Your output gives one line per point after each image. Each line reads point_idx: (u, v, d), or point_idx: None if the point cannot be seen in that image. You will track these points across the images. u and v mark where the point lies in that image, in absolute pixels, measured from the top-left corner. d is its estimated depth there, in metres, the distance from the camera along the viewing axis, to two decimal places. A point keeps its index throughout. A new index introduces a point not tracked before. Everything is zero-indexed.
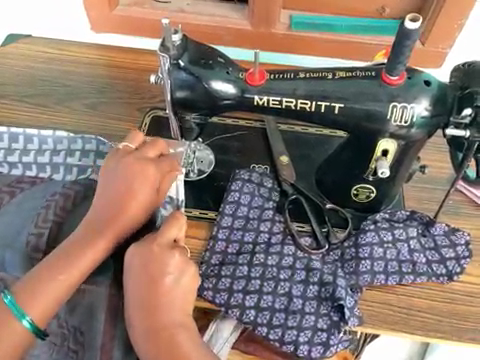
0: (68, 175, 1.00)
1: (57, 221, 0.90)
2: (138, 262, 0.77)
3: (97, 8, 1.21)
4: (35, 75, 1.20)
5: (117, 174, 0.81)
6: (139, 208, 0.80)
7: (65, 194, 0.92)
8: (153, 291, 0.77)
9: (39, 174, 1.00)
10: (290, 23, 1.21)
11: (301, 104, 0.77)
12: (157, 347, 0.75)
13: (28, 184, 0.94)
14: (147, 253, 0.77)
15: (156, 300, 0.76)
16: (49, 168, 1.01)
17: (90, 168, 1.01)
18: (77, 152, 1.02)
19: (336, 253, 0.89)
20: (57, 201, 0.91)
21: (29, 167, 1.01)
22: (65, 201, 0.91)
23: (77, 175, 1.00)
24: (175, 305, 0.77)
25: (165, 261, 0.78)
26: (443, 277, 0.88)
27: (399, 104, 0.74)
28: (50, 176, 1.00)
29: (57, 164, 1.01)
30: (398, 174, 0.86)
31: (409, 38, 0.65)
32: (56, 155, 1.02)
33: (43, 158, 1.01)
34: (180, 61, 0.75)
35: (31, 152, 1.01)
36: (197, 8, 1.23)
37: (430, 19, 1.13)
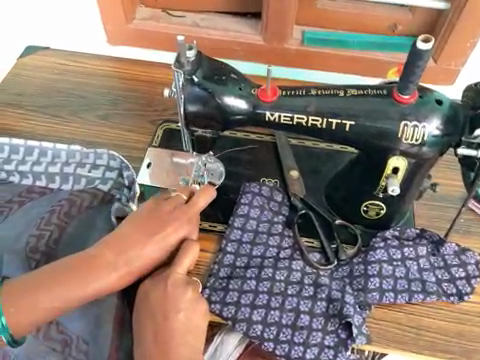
0: (77, 185, 1.02)
1: (60, 225, 0.94)
2: (151, 301, 0.80)
3: (114, 22, 1.24)
4: (52, 86, 1.23)
5: (145, 212, 0.84)
6: (159, 249, 0.82)
7: (70, 201, 0.97)
8: (165, 329, 0.79)
9: (48, 185, 1.02)
10: (303, 39, 1.23)
11: (312, 121, 0.78)
12: None
13: (37, 194, 1.00)
14: (162, 291, 0.80)
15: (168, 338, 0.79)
16: (58, 179, 1.02)
17: (99, 179, 1.02)
18: (88, 165, 1.02)
19: (345, 270, 0.89)
20: (62, 207, 0.96)
21: (39, 177, 1.02)
22: (70, 208, 0.96)
23: (85, 185, 1.02)
24: (184, 344, 0.80)
25: (178, 300, 0.80)
26: (453, 296, 0.87)
27: (411, 123, 0.74)
28: (60, 187, 1.02)
29: (67, 175, 1.02)
30: (409, 192, 0.86)
31: (421, 59, 0.66)
32: (67, 166, 1.03)
33: (54, 168, 1.03)
34: (194, 76, 0.77)
35: (43, 163, 1.03)
36: (212, 23, 1.25)
37: (442, 37, 1.14)
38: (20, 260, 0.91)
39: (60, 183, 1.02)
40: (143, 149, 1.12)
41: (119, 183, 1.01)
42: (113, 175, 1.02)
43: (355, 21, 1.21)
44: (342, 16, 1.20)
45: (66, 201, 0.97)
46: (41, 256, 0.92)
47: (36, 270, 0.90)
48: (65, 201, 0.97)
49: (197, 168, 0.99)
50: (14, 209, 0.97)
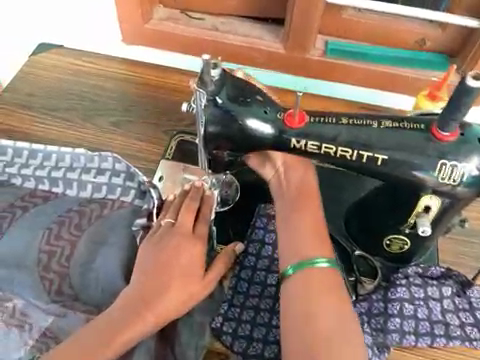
0: (83, 192, 0.96)
1: (71, 240, 0.90)
2: (296, 185, 0.81)
3: (130, 20, 1.17)
4: (64, 87, 1.18)
5: (155, 247, 0.82)
6: (178, 277, 0.79)
7: (79, 212, 0.92)
8: (312, 205, 0.80)
9: (52, 189, 0.96)
10: (325, 50, 1.16)
11: (341, 152, 0.73)
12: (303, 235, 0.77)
13: (41, 199, 0.95)
14: (297, 167, 0.82)
15: (312, 214, 0.79)
16: (62, 184, 0.96)
17: (105, 185, 0.96)
18: (93, 170, 0.97)
19: (363, 306, 0.84)
20: (72, 219, 0.91)
21: (42, 181, 0.96)
22: (80, 219, 0.92)
23: (92, 192, 0.96)
24: (313, 218, 0.79)
25: (304, 179, 0.82)
26: (476, 342, 0.81)
27: (449, 162, 0.69)
28: (64, 192, 0.96)
29: (71, 180, 0.96)
30: (437, 229, 0.80)
31: (468, 95, 0.62)
32: (71, 172, 0.97)
33: (57, 173, 0.96)
34: (217, 97, 0.72)
35: (46, 168, 0.97)
36: (232, 28, 1.19)
37: (476, 52, 1.07)
38: (32, 277, 0.87)
39: (64, 188, 0.96)
40: (155, 161, 1.08)
41: (127, 188, 0.95)
42: (120, 180, 0.96)
43: (385, 34, 1.14)
44: (368, 28, 1.14)
45: (76, 212, 0.92)
46: (54, 275, 0.87)
47: (51, 290, 0.86)
48: (74, 212, 0.93)
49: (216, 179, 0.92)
50: (17, 215, 0.92)
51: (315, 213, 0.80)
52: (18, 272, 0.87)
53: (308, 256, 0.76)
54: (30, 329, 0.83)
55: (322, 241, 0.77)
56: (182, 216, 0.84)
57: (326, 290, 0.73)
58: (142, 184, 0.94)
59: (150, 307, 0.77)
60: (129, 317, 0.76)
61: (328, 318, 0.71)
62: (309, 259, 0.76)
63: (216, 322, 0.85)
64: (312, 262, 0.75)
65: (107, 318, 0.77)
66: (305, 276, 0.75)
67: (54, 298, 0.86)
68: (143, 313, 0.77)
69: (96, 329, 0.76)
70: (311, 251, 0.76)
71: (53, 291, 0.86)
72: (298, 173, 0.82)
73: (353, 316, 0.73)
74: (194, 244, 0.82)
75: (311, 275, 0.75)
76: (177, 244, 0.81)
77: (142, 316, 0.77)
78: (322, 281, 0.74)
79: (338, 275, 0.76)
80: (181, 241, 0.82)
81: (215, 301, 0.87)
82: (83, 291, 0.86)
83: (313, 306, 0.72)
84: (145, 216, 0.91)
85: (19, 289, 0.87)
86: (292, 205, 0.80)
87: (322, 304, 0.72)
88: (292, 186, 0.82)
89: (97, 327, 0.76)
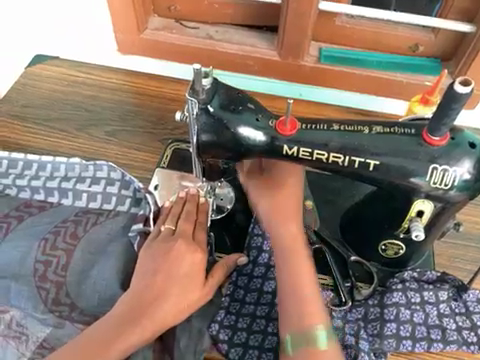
0: (78, 201, 0.96)
1: (67, 250, 0.89)
2: (287, 217, 0.83)
3: (126, 31, 1.19)
4: (59, 98, 1.19)
5: (155, 251, 0.82)
6: (177, 284, 0.79)
7: (75, 221, 0.92)
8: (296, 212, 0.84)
9: (48, 199, 0.96)
10: (319, 56, 1.18)
11: (333, 158, 0.73)
12: (304, 281, 0.79)
13: (37, 208, 0.95)
14: (288, 197, 0.84)
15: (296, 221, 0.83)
16: (57, 193, 0.96)
17: (100, 194, 0.96)
18: (88, 179, 0.97)
19: (359, 312, 0.84)
20: (67, 229, 0.91)
21: (37, 191, 0.97)
22: (76, 228, 0.91)
23: (87, 201, 0.96)
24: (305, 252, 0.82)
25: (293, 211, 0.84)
26: (473, 346, 0.81)
27: (440, 166, 0.69)
28: (59, 202, 0.96)
29: (66, 190, 0.97)
30: (432, 233, 0.81)
31: (456, 102, 0.61)
32: (66, 182, 0.97)
33: (52, 183, 0.97)
34: (209, 105, 0.72)
35: (41, 177, 0.98)
36: (226, 36, 1.20)
37: (468, 57, 1.08)
38: (29, 287, 0.87)
39: (60, 197, 0.96)
40: (151, 169, 1.08)
41: (123, 196, 0.95)
42: (115, 188, 0.96)
43: (378, 40, 1.15)
44: (360, 35, 1.15)
45: (72, 222, 0.92)
46: (51, 284, 0.87)
47: (48, 300, 0.86)
48: (70, 222, 0.92)
49: (210, 187, 0.93)
50: (12, 225, 0.92)
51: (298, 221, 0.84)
52: (15, 282, 0.87)
53: (293, 258, 0.81)
54: (26, 340, 0.84)
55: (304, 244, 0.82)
56: (182, 222, 0.85)
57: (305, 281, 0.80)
58: (136, 190, 0.95)
59: (146, 317, 0.77)
60: (123, 327, 0.76)
61: (326, 353, 0.74)
62: (305, 334, 0.75)
63: (213, 330, 0.85)
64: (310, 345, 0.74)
65: (102, 328, 0.76)
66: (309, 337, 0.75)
67: (52, 308, 0.86)
68: (138, 324, 0.76)
69: (92, 334, 0.76)
70: (294, 252, 0.81)
71: (52, 302, 0.86)
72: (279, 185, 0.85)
73: (330, 327, 0.76)
74: (193, 250, 0.82)
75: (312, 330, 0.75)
76: (178, 249, 0.81)
77: (138, 326, 0.76)
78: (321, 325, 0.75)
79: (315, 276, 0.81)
80: (181, 247, 0.82)
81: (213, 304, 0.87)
82: (80, 299, 0.86)
83: (294, 302, 0.77)
84: (141, 221, 0.91)
85: (15, 300, 0.87)
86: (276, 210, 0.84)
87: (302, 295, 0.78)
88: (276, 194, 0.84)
89: (91, 336, 0.76)
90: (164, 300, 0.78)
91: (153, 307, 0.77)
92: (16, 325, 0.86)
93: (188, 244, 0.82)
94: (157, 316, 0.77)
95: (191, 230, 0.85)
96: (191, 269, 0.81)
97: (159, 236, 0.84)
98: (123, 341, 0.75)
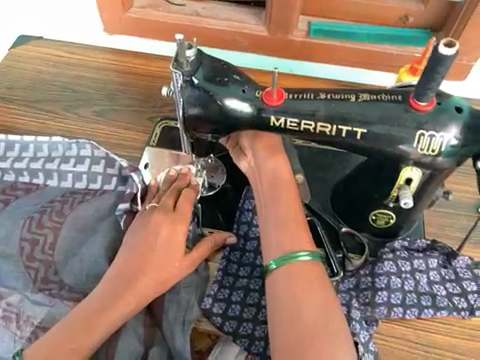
0: (64, 182, 0.95)
1: (54, 228, 0.89)
2: (271, 172, 0.82)
3: (111, 9, 1.16)
4: (45, 79, 1.17)
5: (137, 226, 0.83)
6: (160, 255, 0.81)
7: (62, 201, 0.92)
8: (287, 199, 0.80)
9: (33, 181, 0.95)
10: (309, 30, 1.15)
11: (321, 128, 0.73)
12: (292, 231, 0.77)
13: (22, 191, 0.94)
14: (272, 153, 0.83)
15: (291, 205, 0.79)
16: (42, 175, 0.95)
17: (86, 174, 0.95)
18: (73, 158, 0.97)
19: (351, 282, 0.84)
20: (54, 207, 0.91)
21: (21, 173, 0.96)
22: (62, 207, 0.91)
23: (73, 181, 0.95)
24: (288, 198, 0.80)
25: (275, 167, 0.82)
26: (464, 311, 0.82)
27: (427, 132, 0.69)
28: (45, 183, 0.95)
29: (51, 171, 0.96)
30: (421, 202, 0.81)
31: (441, 65, 0.61)
32: (50, 162, 0.96)
33: (36, 164, 0.96)
34: (193, 78, 0.71)
35: (25, 159, 0.97)
36: (214, 12, 1.17)
37: (457, 27, 1.06)
38: (16, 268, 0.88)
39: (45, 179, 0.95)
40: (140, 149, 1.08)
41: (108, 175, 0.95)
42: (100, 167, 0.95)
43: (367, 11, 1.13)
44: (348, 6, 1.12)
45: (58, 202, 0.92)
46: (39, 263, 0.88)
47: (37, 279, 0.87)
48: (57, 201, 0.92)
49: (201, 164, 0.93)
50: None
51: (291, 210, 0.79)
52: (3, 262, 0.88)
53: (291, 249, 0.75)
54: (17, 320, 0.86)
55: (302, 236, 0.76)
56: (165, 197, 0.86)
57: (311, 284, 0.72)
58: (122, 168, 0.94)
59: (131, 289, 0.79)
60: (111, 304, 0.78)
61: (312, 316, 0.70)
62: (291, 253, 0.75)
63: (206, 304, 0.85)
64: (301, 302, 0.71)
65: (92, 306, 0.78)
66: (297, 294, 0.72)
67: (40, 287, 0.87)
68: (124, 297, 0.78)
69: (80, 314, 0.77)
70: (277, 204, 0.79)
71: (45, 280, 0.87)
72: (269, 170, 0.82)
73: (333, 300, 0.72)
74: (173, 221, 0.82)
75: (292, 271, 0.74)
76: (156, 222, 0.82)
77: (124, 299, 0.78)
78: (306, 284, 0.72)
79: (319, 268, 0.75)
80: (160, 219, 0.83)
81: (199, 275, 0.88)
82: (68, 277, 0.87)
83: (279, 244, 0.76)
84: (127, 202, 0.91)
85: (4, 279, 0.88)
86: (275, 200, 0.80)
87: (305, 300, 0.71)
88: (269, 178, 0.82)
89: (84, 315, 0.77)
90: (147, 272, 0.80)
91: (136, 280, 0.79)
92: (11, 306, 0.86)
93: (168, 216, 0.83)
94: (142, 287, 0.79)
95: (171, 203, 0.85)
96: (171, 239, 0.82)
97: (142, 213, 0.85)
98: (113, 315, 0.77)
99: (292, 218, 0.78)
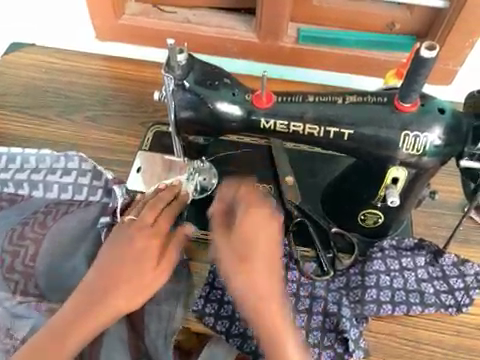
0: (49, 193, 0.95)
1: (36, 239, 0.90)
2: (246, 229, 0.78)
3: (102, 17, 1.18)
4: (37, 85, 1.18)
5: (113, 239, 0.81)
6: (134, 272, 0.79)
7: (46, 212, 0.93)
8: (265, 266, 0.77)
9: (17, 192, 0.95)
10: (298, 36, 1.18)
11: (309, 130, 0.75)
12: (270, 299, 0.76)
13: (7, 201, 0.94)
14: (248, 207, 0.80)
15: (270, 265, 0.77)
16: (27, 186, 0.95)
17: (71, 185, 0.96)
18: (59, 170, 0.97)
19: (341, 281, 0.86)
20: (37, 218, 0.92)
21: (6, 184, 0.96)
22: (45, 217, 0.92)
23: (58, 192, 0.95)
24: (264, 257, 0.77)
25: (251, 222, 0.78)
26: (451, 308, 0.84)
27: (412, 132, 0.71)
28: (30, 194, 0.95)
29: (36, 182, 0.96)
30: (408, 201, 0.83)
31: (423, 66, 0.63)
32: (36, 173, 0.96)
33: (22, 175, 0.96)
34: (185, 81, 0.73)
35: (11, 170, 0.97)
36: (205, 20, 1.20)
37: (441, 35, 1.10)
38: None
39: (30, 190, 0.95)
40: (132, 153, 1.09)
41: (94, 187, 0.96)
42: (87, 179, 0.96)
43: (354, 18, 1.16)
44: (336, 13, 1.15)
45: (42, 213, 0.93)
46: (19, 275, 0.88)
47: (16, 290, 0.88)
48: (40, 212, 0.93)
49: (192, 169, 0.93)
50: None
51: (268, 277, 0.77)
52: None
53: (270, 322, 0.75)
54: None
55: (271, 298, 0.76)
56: (144, 211, 0.84)
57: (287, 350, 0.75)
58: (108, 181, 0.96)
59: (101, 303, 0.77)
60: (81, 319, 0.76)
61: None
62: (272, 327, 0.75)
63: (198, 305, 0.87)
64: None
65: (62, 319, 0.77)
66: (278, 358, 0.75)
67: (20, 299, 0.87)
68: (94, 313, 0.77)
69: (50, 329, 0.76)
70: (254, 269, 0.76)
71: (37, 284, 0.88)
72: (251, 219, 0.78)
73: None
74: (150, 236, 0.81)
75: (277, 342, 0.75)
76: (133, 238, 0.80)
77: (94, 315, 0.76)
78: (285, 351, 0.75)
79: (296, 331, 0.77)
80: (136, 233, 0.81)
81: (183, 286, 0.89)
82: (50, 290, 0.88)
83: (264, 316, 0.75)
84: (109, 215, 0.92)
85: None
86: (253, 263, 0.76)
87: None
88: (246, 241, 0.77)
89: (53, 329, 0.76)
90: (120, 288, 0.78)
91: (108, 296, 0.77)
92: None
93: (145, 232, 0.81)
94: (112, 304, 0.77)
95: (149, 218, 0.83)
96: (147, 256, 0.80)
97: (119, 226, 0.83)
98: (81, 328, 0.76)
99: (268, 285, 0.76)
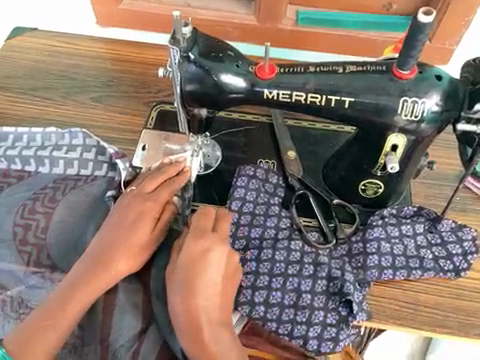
0: (55, 169, 0.98)
1: (46, 213, 0.92)
2: (194, 254, 0.77)
3: (103, 3, 1.20)
4: (42, 68, 1.19)
5: (118, 209, 0.84)
6: (138, 236, 0.81)
7: (54, 187, 0.95)
8: (216, 295, 0.76)
9: (25, 168, 0.98)
10: (297, 19, 1.20)
11: (312, 98, 0.78)
12: (214, 278, 0.77)
13: (15, 178, 0.97)
14: (201, 238, 0.78)
15: (219, 264, 0.78)
16: (34, 162, 0.98)
17: (77, 160, 0.98)
18: (65, 147, 1.00)
19: (343, 248, 0.89)
20: (46, 194, 0.94)
21: (13, 161, 0.98)
22: (54, 193, 0.94)
23: (65, 168, 0.98)
24: (210, 274, 0.76)
25: (205, 255, 0.77)
26: (450, 273, 0.88)
27: (410, 99, 0.74)
28: (37, 170, 0.98)
29: (42, 158, 0.98)
30: (407, 170, 0.85)
31: (421, 32, 0.65)
32: (42, 150, 0.99)
33: (28, 152, 0.99)
34: (190, 53, 0.75)
35: (18, 147, 0.99)
36: (205, 3, 1.21)
37: (438, 13, 1.10)
38: (10, 251, 0.90)
39: (37, 166, 0.98)
40: (138, 132, 1.11)
41: (99, 162, 0.98)
42: (91, 155, 0.99)
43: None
44: None
45: (51, 189, 0.95)
46: (32, 247, 0.90)
47: (29, 261, 0.90)
48: (49, 188, 0.95)
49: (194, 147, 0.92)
50: None
51: (218, 294, 0.77)
52: None
53: (211, 298, 0.76)
54: (11, 302, 0.89)
55: (221, 312, 0.77)
56: (146, 181, 0.86)
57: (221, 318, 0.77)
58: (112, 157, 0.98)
59: (108, 265, 0.79)
60: (89, 282, 0.77)
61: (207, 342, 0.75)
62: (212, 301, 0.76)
63: None
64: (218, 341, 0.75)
65: (66, 282, 0.78)
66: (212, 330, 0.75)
67: (33, 270, 0.90)
68: (100, 275, 0.78)
69: (58, 294, 0.77)
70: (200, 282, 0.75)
71: (48, 256, 0.90)
72: (211, 246, 0.78)
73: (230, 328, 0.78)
74: (153, 202, 0.84)
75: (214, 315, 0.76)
76: (137, 206, 0.83)
77: (100, 277, 0.78)
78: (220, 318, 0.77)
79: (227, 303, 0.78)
80: (140, 202, 0.84)
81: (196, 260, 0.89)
82: (61, 261, 0.90)
83: (204, 294, 0.75)
84: (115, 188, 0.95)
85: (4, 260, 0.90)
86: (204, 276, 0.76)
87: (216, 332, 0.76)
88: (196, 265, 0.76)
89: (58, 291, 0.78)
90: (125, 251, 0.80)
91: (113, 259, 0.79)
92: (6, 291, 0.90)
93: (150, 200, 0.84)
94: (119, 265, 0.79)
95: (150, 187, 0.86)
96: (152, 221, 0.82)
97: (124, 197, 0.86)
98: (82, 294, 0.77)
99: (215, 276, 0.77)
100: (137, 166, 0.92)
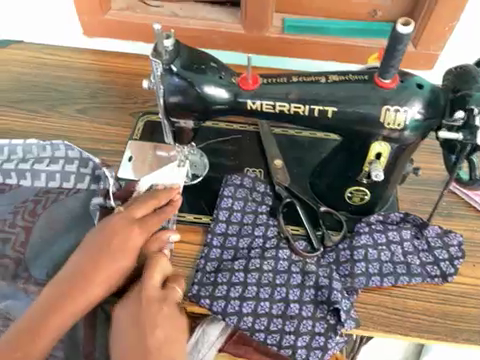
0: (37, 182, 0.97)
1: (26, 227, 0.92)
2: (137, 303, 0.78)
3: (89, 14, 1.20)
4: (27, 80, 1.19)
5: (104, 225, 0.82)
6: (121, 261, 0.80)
7: (35, 201, 0.95)
8: (159, 344, 0.75)
9: (6, 181, 0.97)
10: (283, 27, 1.20)
11: (295, 108, 0.78)
12: (156, 325, 0.76)
13: None
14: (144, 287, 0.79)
15: (162, 312, 0.77)
16: (15, 175, 0.97)
17: (59, 173, 0.97)
18: (46, 159, 0.98)
19: (331, 256, 0.89)
20: (27, 207, 0.94)
21: None
22: (35, 206, 0.94)
23: (47, 181, 0.97)
24: (152, 321, 0.76)
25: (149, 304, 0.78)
26: (437, 278, 0.88)
27: (392, 107, 0.75)
28: (18, 183, 0.97)
29: (24, 171, 0.97)
30: (392, 177, 0.86)
31: (400, 43, 0.66)
32: (24, 164, 0.98)
33: (10, 165, 0.98)
34: (172, 66, 0.76)
35: None
36: (191, 12, 1.21)
37: (422, 20, 1.11)
38: None
39: (19, 179, 0.97)
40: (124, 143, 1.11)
41: (82, 174, 0.97)
42: (73, 167, 0.97)
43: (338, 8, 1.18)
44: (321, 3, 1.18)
45: (32, 201, 0.95)
46: (9, 260, 0.90)
47: (5, 276, 0.89)
48: (30, 201, 0.95)
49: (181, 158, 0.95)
50: None
51: (161, 343, 0.75)
52: None
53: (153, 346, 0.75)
54: None
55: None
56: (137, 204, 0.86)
57: None
58: (96, 168, 0.97)
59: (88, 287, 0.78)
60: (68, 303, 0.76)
61: None
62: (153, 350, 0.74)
63: (193, 290, 0.86)
64: None
65: (45, 301, 0.77)
66: None
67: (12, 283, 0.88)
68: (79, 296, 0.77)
69: (36, 313, 0.76)
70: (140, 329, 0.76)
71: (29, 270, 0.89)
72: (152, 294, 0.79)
73: None
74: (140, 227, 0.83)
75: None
76: (124, 227, 0.82)
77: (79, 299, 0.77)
78: None
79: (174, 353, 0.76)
80: (128, 224, 0.83)
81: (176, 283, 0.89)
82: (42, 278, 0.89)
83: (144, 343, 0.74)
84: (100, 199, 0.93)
85: None
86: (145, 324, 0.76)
87: None
88: (139, 314, 0.77)
89: (31, 315, 0.76)
90: (107, 274, 0.79)
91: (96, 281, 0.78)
92: None
93: (136, 225, 0.83)
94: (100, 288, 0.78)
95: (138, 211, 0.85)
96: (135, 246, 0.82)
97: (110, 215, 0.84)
98: (56, 319, 0.75)
99: (156, 323, 0.76)
100: (123, 177, 0.95)
